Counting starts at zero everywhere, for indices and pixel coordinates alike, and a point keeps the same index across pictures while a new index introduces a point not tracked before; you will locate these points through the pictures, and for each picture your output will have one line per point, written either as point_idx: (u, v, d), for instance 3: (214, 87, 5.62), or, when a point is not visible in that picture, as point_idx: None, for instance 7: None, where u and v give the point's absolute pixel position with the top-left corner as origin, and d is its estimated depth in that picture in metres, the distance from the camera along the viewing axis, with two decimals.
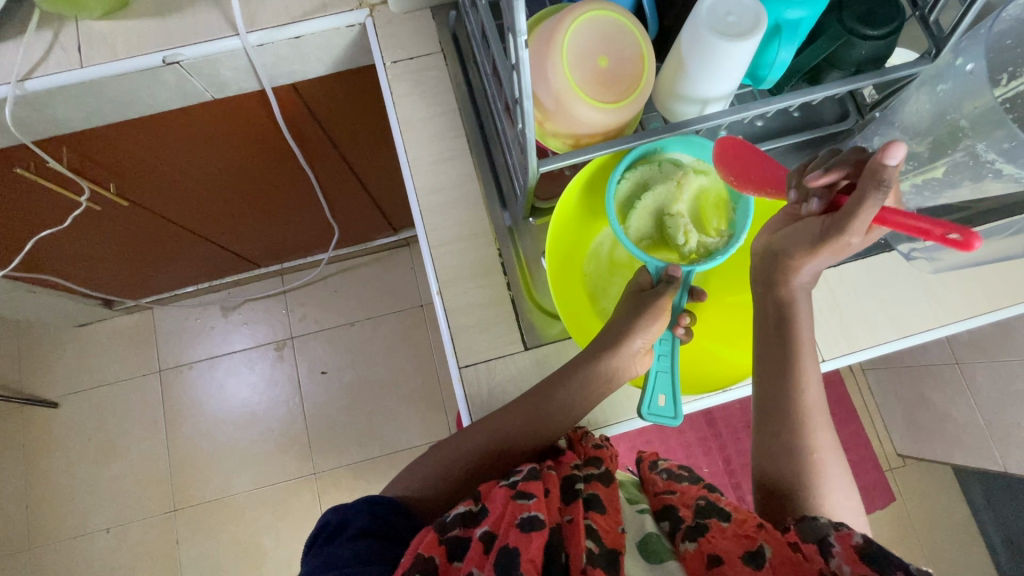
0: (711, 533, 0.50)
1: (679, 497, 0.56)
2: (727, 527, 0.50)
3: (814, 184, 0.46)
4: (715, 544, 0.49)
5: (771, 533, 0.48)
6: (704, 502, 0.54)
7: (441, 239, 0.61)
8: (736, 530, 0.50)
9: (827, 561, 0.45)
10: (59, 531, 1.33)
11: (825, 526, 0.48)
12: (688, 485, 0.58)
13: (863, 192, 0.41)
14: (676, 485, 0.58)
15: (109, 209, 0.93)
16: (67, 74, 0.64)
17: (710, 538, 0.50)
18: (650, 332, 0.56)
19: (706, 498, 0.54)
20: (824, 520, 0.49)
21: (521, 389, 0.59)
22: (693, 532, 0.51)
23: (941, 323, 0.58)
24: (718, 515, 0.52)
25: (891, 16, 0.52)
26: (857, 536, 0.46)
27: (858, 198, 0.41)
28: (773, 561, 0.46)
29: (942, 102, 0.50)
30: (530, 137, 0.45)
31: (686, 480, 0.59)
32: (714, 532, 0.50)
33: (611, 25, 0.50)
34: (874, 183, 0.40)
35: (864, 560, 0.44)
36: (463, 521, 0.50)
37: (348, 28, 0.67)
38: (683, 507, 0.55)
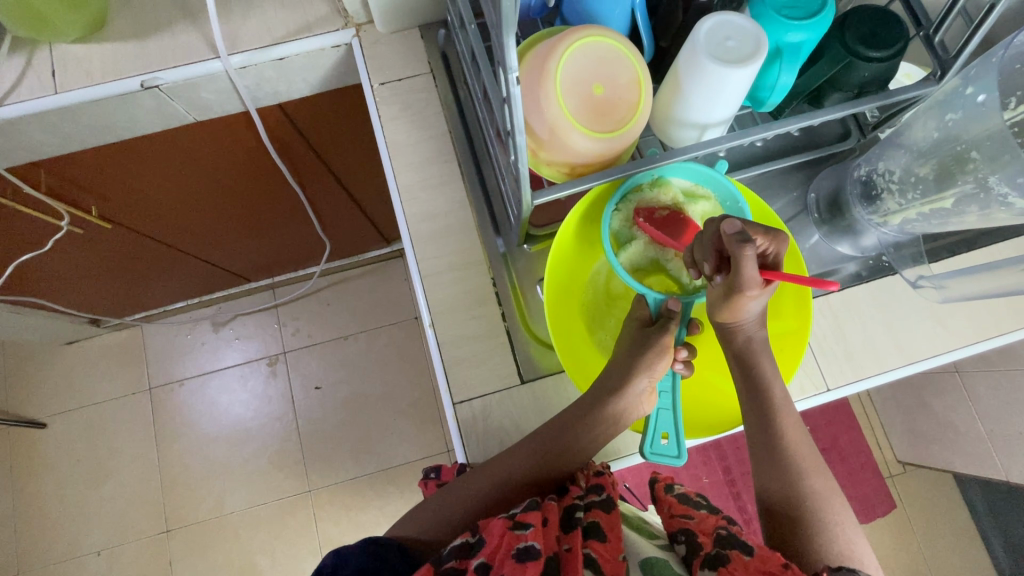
0: (731, 564, 0.47)
1: (698, 524, 0.54)
2: (749, 561, 0.47)
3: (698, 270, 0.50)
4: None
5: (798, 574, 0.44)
6: (725, 532, 0.51)
7: (433, 269, 0.60)
8: (758, 565, 0.46)
9: None
10: (49, 555, 1.30)
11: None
12: (707, 513, 0.55)
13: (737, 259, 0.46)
14: (694, 511, 0.56)
15: (92, 231, 0.90)
16: (41, 101, 0.61)
17: (730, 569, 0.47)
18: (655, 370, 0.55)
19: (728, 528, 0.51)
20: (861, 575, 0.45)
21: (519, 424, 0.57)
22: (712, 560, 0.48)
23: (949, 349, 0.57)
24: (740, 547, 0.48)
25: (895, 37, 0.50)
26: None
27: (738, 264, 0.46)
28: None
29: (950, 129, 0.49)
30: (523, 169, 0.43)
31: (704, 509, 0.56)
32: (736, 563, 0.47)
33: (607, 51, 0.48)
34: (739, 247, 0.45)
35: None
36: (459, 553, 0.47)
37: (334, 48, 0.65)
38: (702, 534, 0.52)
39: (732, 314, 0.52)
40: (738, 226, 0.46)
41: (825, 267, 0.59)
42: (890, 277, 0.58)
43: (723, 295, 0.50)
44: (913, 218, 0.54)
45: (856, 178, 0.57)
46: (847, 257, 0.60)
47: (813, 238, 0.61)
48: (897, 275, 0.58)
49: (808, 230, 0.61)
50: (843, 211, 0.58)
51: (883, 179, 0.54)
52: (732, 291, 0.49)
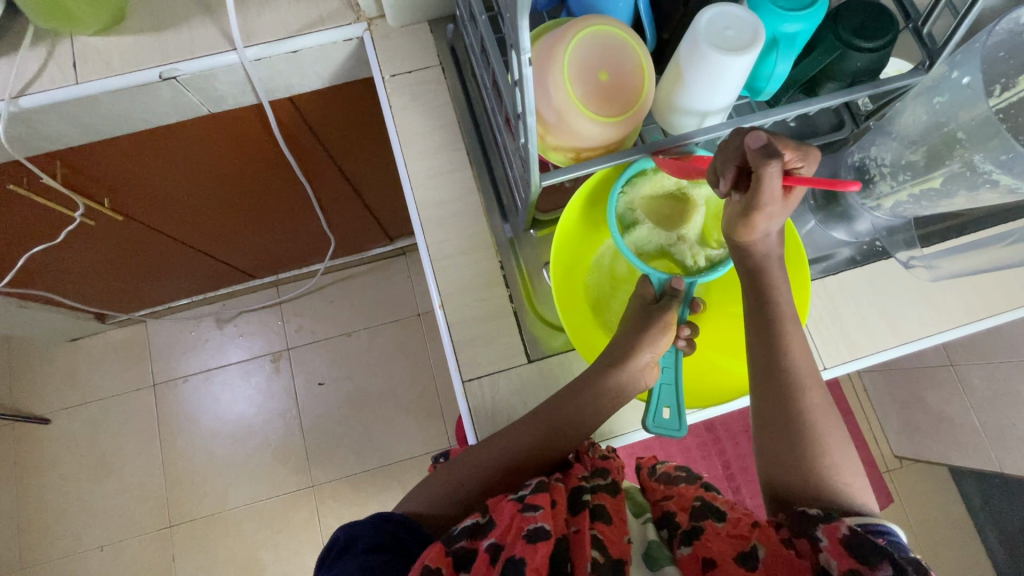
0: (705, 535, 0.50)
1: (676, 501, 0.56)
2: (721, 527, 0.50)
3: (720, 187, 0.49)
4: (710, 547, 0.49)
5: (765, 532, 0.48)
6: (699, 504, 0.53)
7: (442, 253, 0.61)
8: (729, 530, 0.49)
9: (817, 556, 0.46)
10: (53, 550, 1.30)
11: (814, 519, 0.48)
12: (685, 486, 0.57)
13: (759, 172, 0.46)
14: (673, 488, 0.58)
15: (103, 224, 0.92)
16: (62, 91, 0.63)
17: (705, 540, 0.49)
18: (657, 345, 0.57)
19: (702, 498, 0.54)
20: (814, 511, 0.49)
21: (526, 403, 0.59)
22: (688, 536, 0.51)
23: (940, 329, 0.59)
24: (713, 515, 0.51)
25: (885, 28, 0.52)
26: (843, 527, 0.46)
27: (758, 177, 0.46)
28: (765, 561, 0.46)
29: (938, 113, 0.51)
30: (532, 150, 0.46)
31: (682, 481, 0.58)
32: (709, 533, 0.50)
33: (611, 40, 0.50)
34: (762, 161, 0.45)
35: (849, 552, 0.44)
36: (470, 533, 0.49)
37: (345, 42, 0.68)
38: (681, 512, 0.54)
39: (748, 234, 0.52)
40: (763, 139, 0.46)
41: (820, 252, 0.62)
42: (882, 260, 0.60)
43: (741, 212, 0.50)
44: (904, 200, 0.56)
45: (851, 164, 0.60)
46: (841, 242, 0.62)
47: (810, 224, 0.63)
48: (890, 259, 0.60)
49: (806, 217, 0.63)
50: (837, 197, 0.61)
51: (875, 164, 0.57)
52: (751, 210, 0.49)
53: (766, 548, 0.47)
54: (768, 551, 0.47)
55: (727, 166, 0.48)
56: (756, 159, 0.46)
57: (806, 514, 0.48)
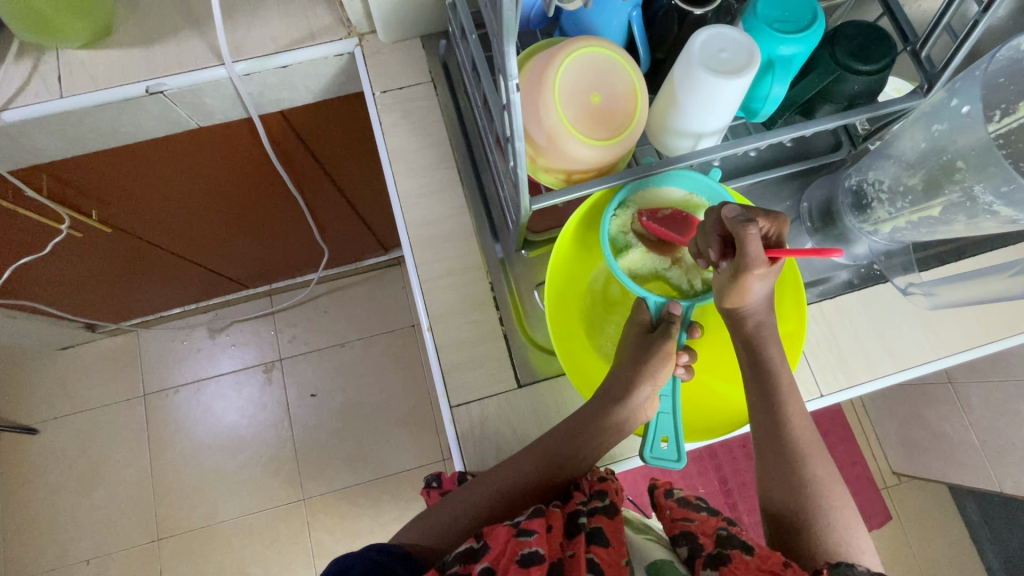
0: (733, 563, 0.48)
1: (697, 525, 0.54)
2: (750, 560, 0.48)
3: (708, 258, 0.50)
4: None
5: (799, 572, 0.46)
6: (725, 532, 0.51)
7: (432, 274, 0.60)
8: (759, 564, 0.47)
9: None
10: (38, 563, 1.28)
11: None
12: (707, 514, 0.55)
13: (740, 238, 0.47)
14: (694, 514, 0.56)
15: (91, 235, 0.90)
16: (47, 104, 0.62)
17: (733, 568, 0.48)
18: (657, 377, 0.55)
19: (728, 528, 0.52)
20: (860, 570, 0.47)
21: (516, 429, 0.57)
22: (714, 560, 0.49)
23: (940, 356, 0.58)
24: (741, 546, 0.49)
25: (883, 52, 0.51)
26: None
27: (740, 243, 0.47)
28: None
29: (937, 139, 0.50)
30: (520, 174, 0.44)
31: (704, 510, 0.56)
32: (737, 563, 0.48)
33: (603, 61, 0.49)
34: (739, 228, 0.46)
35: None
36: (462, 558, 0.47)
37: (336, 57, 0.67)
38: (703, 536, 0.53)
39: (739, 299, 0.51)
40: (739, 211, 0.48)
41: (818, 275, 0.60)
42: (879, 285, 0.59)
43: (729, 277, 0.49)
44: (902, 226, 0.55)
45: (847, 188, 0.58)
46: (840, 265, 0.61)
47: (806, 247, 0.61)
48: (887, 284, 0.59)
49: (802, 239, 0.62)
50: (835, 220, 0.60)
51: (872, 188, 0.55)
52: (739, 273, 0.48)
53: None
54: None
55: (709, 237, 0.50)
56: (737, 225, 0.47)
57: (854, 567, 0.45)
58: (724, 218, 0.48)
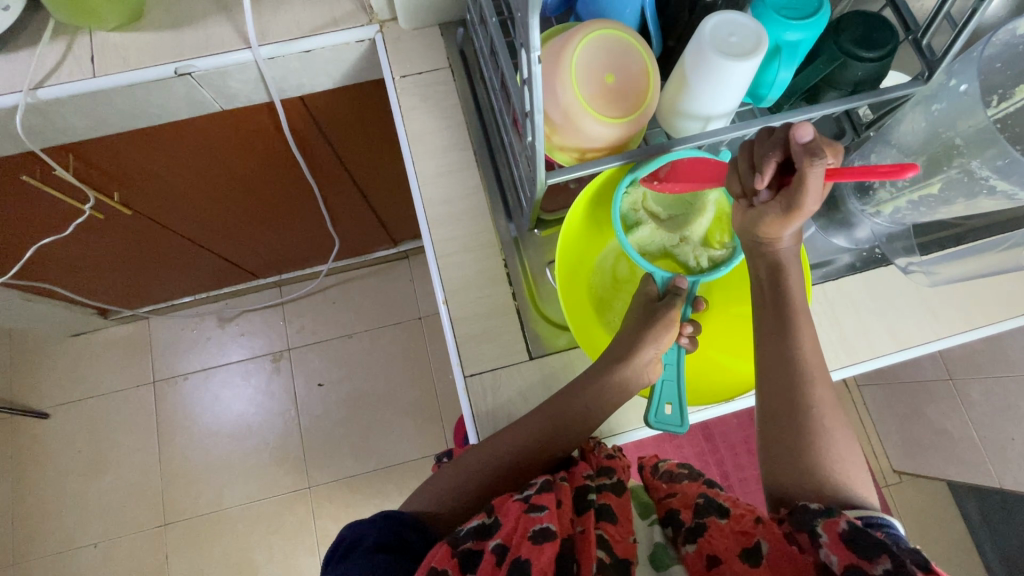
0: (709, 532, 0.50)
1: (679, 499, 0.56)
2: (724, 524, 0.50)
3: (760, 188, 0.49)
4: (714, 544, 0.49)
5: (769, 529, 0.48)
6: (702, 500, 0.54)
7: (448, 250, 0.62)
8: (733, 527, 0.50)
9: (817, 552, 0.45)
10: (44, 546, 1.30)
11: (813, 514, 0.47)
12: (688, 483, 0.57)
13: (807, 170, 0.46)
14: (676, 485, 0.58)
15: (112, 218, 0.93)
16: (80, 83, 0.65)
17: (709, 537, 0.50)
18: (660, 342, 0.57)
19: (705, 494, 0.54)
20: (814, 507, 0.48)
21: (528, 401, 0.59)
22: (693, 533, 0.51)
23: (938, 337, 0.59)
24: (716, 512, 0.52)
25: (886, 39, 0.54)
26: (842, 522, 0.45)
27: (807, 175, 0.46)
28: (769, 556, 0.46)
29: (936, 121, 0.52)
30: (540, 149, 0.46)
31: (684, 478, 0.58)
32: (713, 530, 0.50)
33: (618, 44, 0.51)
34: (809, 158, 0.46)
35: (848, 545, 0.43)
36: (476, 534, 0.49)
37: (358, 43, 0.69)
38: (684, 509, 0.55)
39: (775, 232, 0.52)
40: (807, 137, 0.47)
41: (821, 257, 0.62)
42: (882, 267, 0.61)
43: (782, 211, 0.50)
44: (903, 207, 0.57)
45: None
46: (842, 249, 0.63)
47: (810, 230, 0.63)
48: (889, 266, 0.61)
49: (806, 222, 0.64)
50: (837, 204, 0.61)
51: None
52: (793, 207, 0.49)
53: (770, 544, 0.47)
54: (772, 548, 0.47)
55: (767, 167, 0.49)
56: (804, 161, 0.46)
57: (807, 507, 0.48)
58: (791, 143, 0.47)
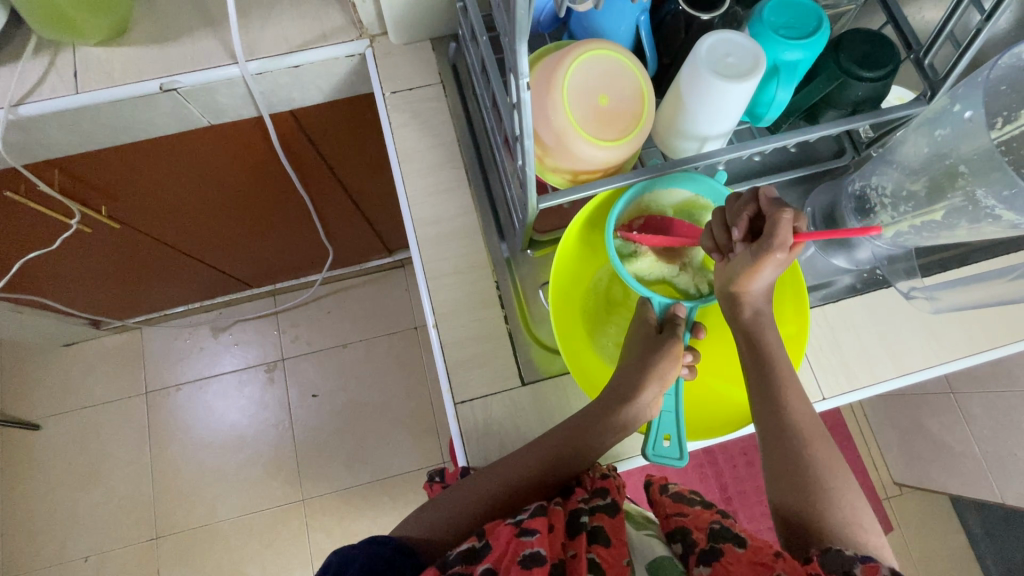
0: (726, 558, 0.49)
1: (691, 519, 0.54)
2: (742, 553, 0.48)
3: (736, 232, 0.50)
4: (730, 572, 0.48)
5: (789, 562, 0.45)
6: (718, 526, 0.52)
7: (439, 272, 0.61)
8: (751, 557, 0.48)
9: None
10: (36, 560, 1.28)
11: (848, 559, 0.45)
12: (700, 508, 0.55)
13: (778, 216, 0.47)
14: (687, 507, 0.56)
15: (101, 231, 0.91)
16: (63, 100, 0.63)
17: (725, 564, 0.48)
18: (663, 375, 0.55)
19: (721, 522, 0.52)
20: (848, 553, 0.46)
21: (519, 427, 0.58)
22: (706, 556, 0.50)
23: (940, 361, 0.58)
24: (734, 540, 0.50)
25: (888, 58, 0.52)
26: (885, 572, 0.43)
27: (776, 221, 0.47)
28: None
29: (939, 145, 0.50)
30: (530, 174, 0.45)
31: (697, 503, 0.56)
32: (729, 557, 0.49)
33: (611, 64, 0.50)
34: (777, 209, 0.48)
35: None
36: (464, 557, 0.47)
37: (347, 58, 0.68)
38: (697, 530, 0.53)
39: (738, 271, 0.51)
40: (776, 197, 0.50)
41: (820, 279, 0.61)
42: (882, 290, 0.60)
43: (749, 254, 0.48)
44: (904, 230, 0.55)
45: (850, 193, 0.59)
46: (842, 269, 0.61)
47: (810, 250, 0.61)
48: (890, 288, 0.60)
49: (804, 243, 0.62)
50: (838, 225, 0.60)
51: (875, 194, 0.56)
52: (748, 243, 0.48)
53: None
54: None
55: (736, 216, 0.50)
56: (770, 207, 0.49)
57: (841, 552, 0.46)
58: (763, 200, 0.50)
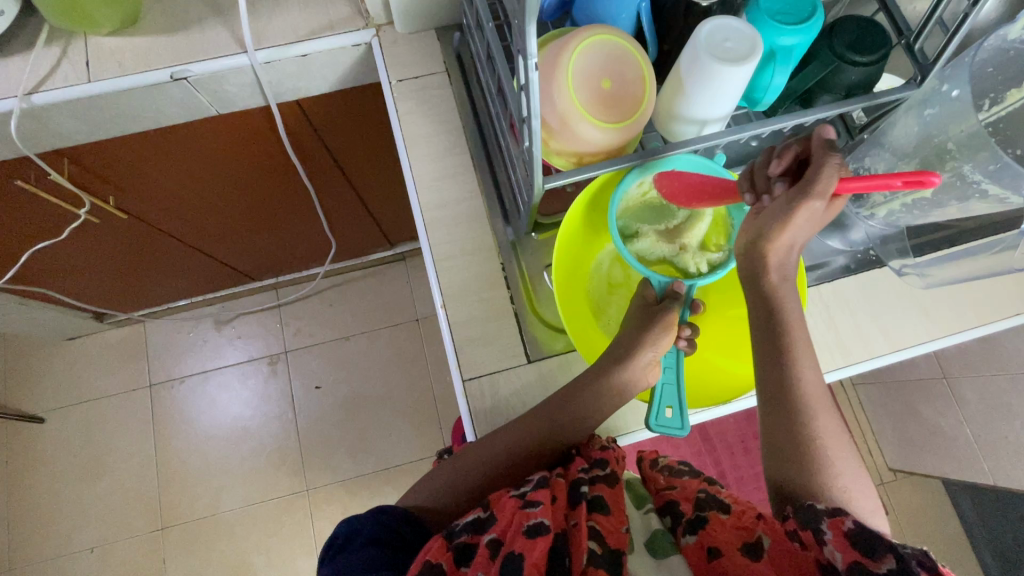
0: (711, 525, 0.51)
1: (680, 492, 0.57)
2: (726, 519, 0.51)
3: (777, 166, 0.50)
4: (715, 537, 0.50)
5: (770, 524, 0.49)
6: (703, 495, 0.54)
7: (445, 254, 0.62)
8: (734, 522, 0.51)
9: (821, 549, 0.44)
10: (42, 552, 1.29)
11: (820, 513, 0.46)
12: (689, 479, 0.58)
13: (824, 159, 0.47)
14: (677, 480, 0.58)
15: (108, 222, 0.92)
16: (75, 88, 0.64)
17: (710, 530, 0.51)
18: (660, 344, 0.57)
19: (707, 490, 0.55)
20: (821, 506, 0.47)
21: (525, 403, 0.59)
22: (693, 525, 0.52)
23: (932, 338, 0.60)
24: (718, 507, 0.52)
25: (880, 43, 0.54)
26: (848, 521, 0.44)
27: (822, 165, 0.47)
28: (770, 552, 0.47)
29: (929, 126, 0.52)
30: (536, 155, 0.47)
31: (687, 475, 0.59)
32: (714, 523, 0.51)
33: (614, 49, 0.52)
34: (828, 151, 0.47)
35: (854, 545, 0.42)
36: (471, 528, 0.50)
37: (354, 47, 0.69)
38: (685, 501, 0.55)
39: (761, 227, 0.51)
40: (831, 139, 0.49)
41: (816, 260, 0.63)
42: (876, 269, 0.62)
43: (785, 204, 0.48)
44: (896, 210, 0.57)
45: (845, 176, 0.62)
46: (836, 251, 0.63)
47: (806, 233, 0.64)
48: (883, 267, 0.62)
49: None
50: None
51: (869, 174, 0.58)
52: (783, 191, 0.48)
53: (772, 538, 0.48)
54: (772, 542, 0.48)
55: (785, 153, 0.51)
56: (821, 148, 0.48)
57: (813, 507, 0.47)
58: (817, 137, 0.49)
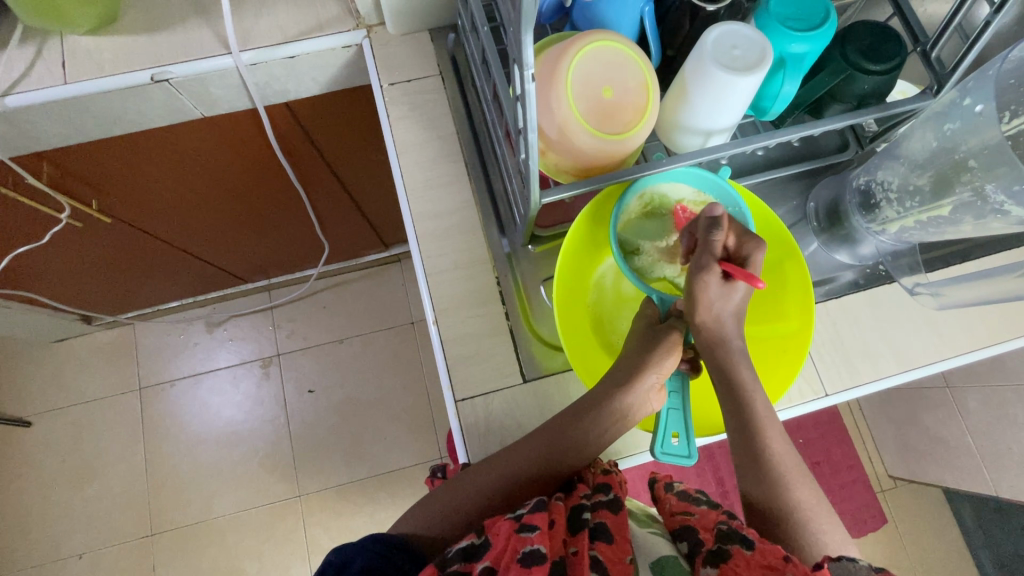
0: (733, 560, 0.47)
1: (699, 520, 0.54)
2: (751, 556, 0.47)
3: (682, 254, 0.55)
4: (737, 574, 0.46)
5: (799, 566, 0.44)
6: (726, 527, 0.50)
7: (438, 267, 0.60)
8: (760, 560, 0.46)
9: None
10: (30, 557, 1.27)
11: (864, 569, 0.44)
12: (708, 508, 0.55)
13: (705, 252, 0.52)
14: (694, 507, 0.56)
15: (92, 225, 0.90)
16: (51, 90, 0.61)
17: (733, 565, 0.47)
18: (663, 367, 0.55)
19: (729, 524, 0.51)
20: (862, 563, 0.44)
21: (520, 424, 0.57)
22: (714, 557, 0.49)
23: (944, 358, 0.58)
24: (741, 542, 0.48)
25: (895, 50, 0.51)
26: None
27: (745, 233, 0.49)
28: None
29: (948, 140, 0.50)
30: (532, 169, 0.44)
31: (704, 504, 0.56)
32: (738, 559, 0.47)
33: (615, 56, 0.49)
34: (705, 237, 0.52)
35: None
36: (464, 555, 0.47)
37: (344, 48, 0.66)
38: (704, 530, 0.52)
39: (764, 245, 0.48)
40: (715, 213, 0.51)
41: (823, 275, 0.61)
42: (884, 285, 0.59)
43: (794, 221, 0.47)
44: (910, 226, 0.55)
45: (855, 187, 0.58)
46: (844, 265, 0.61)
47: (812, 246, 0.62)
48: (894, 283, 0.59)
49: (808, 239, 0.62)
50: (842, 220, 0.60)
51: (881, 188, 0.55)
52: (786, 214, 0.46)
53: None
54: None
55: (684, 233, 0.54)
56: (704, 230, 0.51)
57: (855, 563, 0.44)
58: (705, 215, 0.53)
